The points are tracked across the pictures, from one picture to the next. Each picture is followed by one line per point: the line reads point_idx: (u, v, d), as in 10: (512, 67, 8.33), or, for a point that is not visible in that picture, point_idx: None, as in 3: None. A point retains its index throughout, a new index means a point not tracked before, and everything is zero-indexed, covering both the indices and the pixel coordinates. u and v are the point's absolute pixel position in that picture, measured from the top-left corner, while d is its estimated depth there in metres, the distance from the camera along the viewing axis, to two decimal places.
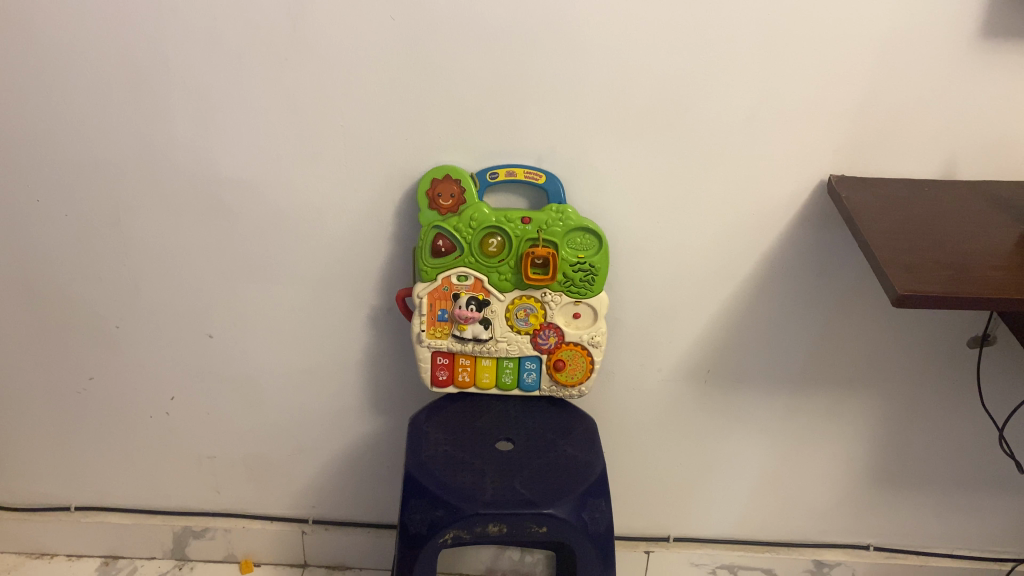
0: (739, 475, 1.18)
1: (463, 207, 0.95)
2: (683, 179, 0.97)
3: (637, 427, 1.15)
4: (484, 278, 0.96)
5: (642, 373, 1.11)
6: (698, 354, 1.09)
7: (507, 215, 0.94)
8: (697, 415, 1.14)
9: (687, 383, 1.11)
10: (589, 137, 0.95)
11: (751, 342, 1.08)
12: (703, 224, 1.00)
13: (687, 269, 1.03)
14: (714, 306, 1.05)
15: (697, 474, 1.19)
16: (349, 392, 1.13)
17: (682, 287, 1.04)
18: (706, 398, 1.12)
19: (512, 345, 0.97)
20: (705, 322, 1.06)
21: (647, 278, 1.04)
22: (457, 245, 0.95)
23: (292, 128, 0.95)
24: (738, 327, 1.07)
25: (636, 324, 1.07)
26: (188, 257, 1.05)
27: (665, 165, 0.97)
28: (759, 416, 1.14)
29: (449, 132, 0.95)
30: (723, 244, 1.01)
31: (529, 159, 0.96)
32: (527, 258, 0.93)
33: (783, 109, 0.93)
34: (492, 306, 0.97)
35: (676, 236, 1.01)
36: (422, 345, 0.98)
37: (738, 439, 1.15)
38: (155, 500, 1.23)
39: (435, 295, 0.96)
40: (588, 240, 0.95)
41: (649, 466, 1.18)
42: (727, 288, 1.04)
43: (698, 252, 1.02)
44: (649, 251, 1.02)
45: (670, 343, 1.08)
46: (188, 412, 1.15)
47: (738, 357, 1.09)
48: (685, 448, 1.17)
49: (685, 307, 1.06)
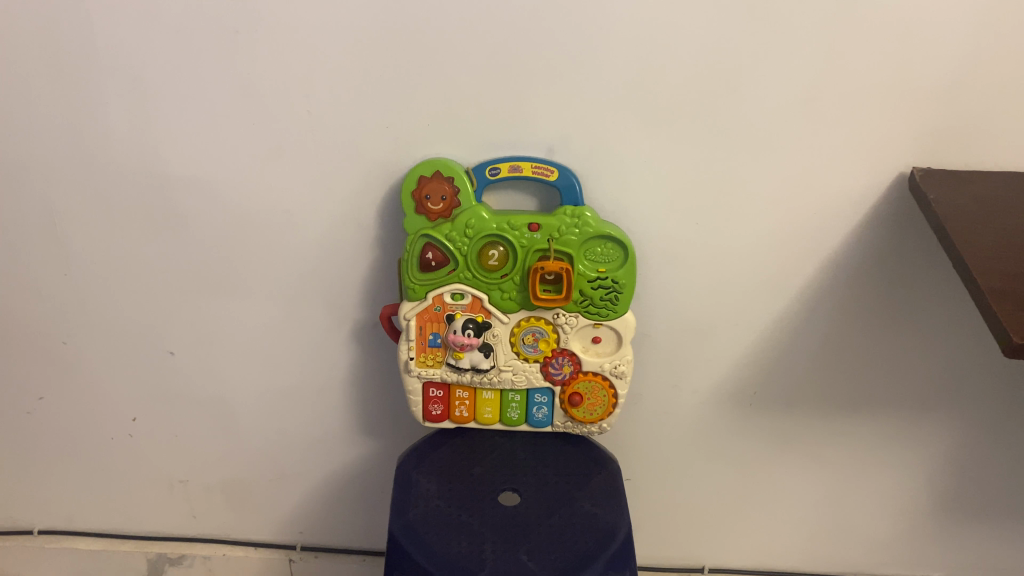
0: (787, 506, 1.02)
1: (457, 211, 0.78)
2: (728, 174, 0.79)
3: (668, 453, 0.99)
4: (484, 296, 0.79)
5: (674, 394, 0.94)
6: (740, 373, 0.92)
7: (511, 221, 0.77)
8: (740, 442, 0.97)
9: (728, 407, 0.94)
10: (613, 125, 0.77)
11: (804, 361, 0.91)
12: (750, 226, 0.82)
13: (731, 278, 0.86)
14: (760, 320, 0.88)
15: (737, 504, 1.03)
16: (334, 414, 0.98)
17: (723, 299, 0.87)
18: (751, 422, 0.95)
19: (518, 375, 0.81)
20: (749, 338, 0.90)
21: (680, 288, 0.87)
22: (451, 257, 0.78)
23: (248, 117, 0.78)
24: (790, 344, 0.90)
25: (666, 340, 0.90)
26: (138, 266, 0.89)
27: (706, 157, 0.78)
28: (813, 442, 0.97)
29: (440, 119, 0.78)
30: (774, 249, 0.84)
31: (538, 151, 0.79)
32: (536, 274, 0.77)
33: (858, 87, 0.74)
34: (495, 330, 0.80)
35: (716, 241, 0.83)
36: (411, 374, 0.82)
37: (786, 468, 0.99)
38: (125, 525, 1.09)
39: (426, 317, 0.80)
40: (610, 251, 0.78)
41: (682, 495, 1.03)
42: (777, 299, 0.87)
43: (744, 258, 0.84)
44: (683, 259, 0.85)
45: (706, 361, 0.91)
46: (154, 434, 1.01)
47: (789, 376, 0.92)
48: (724, 477, 1.00)
49: (725, 321, 0.89)
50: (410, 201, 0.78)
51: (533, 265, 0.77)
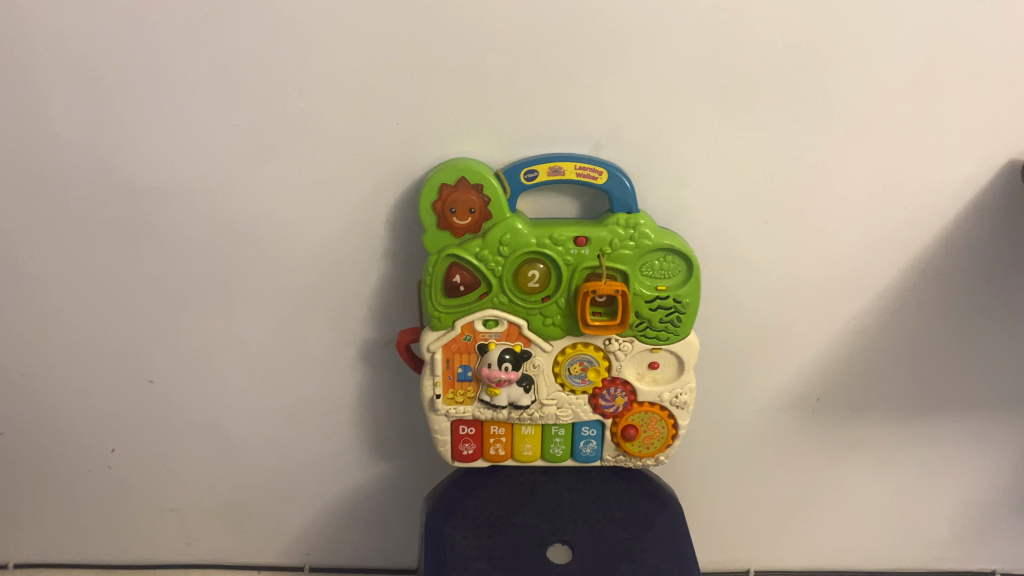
0: (845, 510, 0.93)
1: (488, 225, 0.65)
2: (807, 164, 0.67)
3: (720, 462, 0.88)
4: (523, 322, 0.67)
5: (729, 403, 0.83)
6: (805, 379, 0.81)
7: (554, 235, 0.64)
8: (800, 448, 0.87)
9: (790, 413, 0.84)
10: (674, 113, 0.64)
11: (879, 363, 0.80)
12: (829, 221, 0.70)
13: (803, 279, 0.74)
14: (833, 323, 0.77)
15: (792, 509, 0.93)
16: (343, 438, 0.86)
17: (792, 302, 0.75)
18: (814, 428, 0.85)
19: (563, 409, 0.70)
20: (820, 342, 0.78)
21: (743, 291, 0.75)
22: (482, 279, 0.65)
23: (229, 114, 0.64)
24: (865, 346, 0.79)
25: (724, 349, 0.79)
26: (104, 288, 0.75)
27: (782, 146, 0.66)
28: (880, 446, 0.87)
29: (466, 112, 0.63)
30: (854, 246, 0.72)
31: (583, 148, 0.65)
32: (585, 297, 0.64)
33: (970, 61, 0.61)
34: (535, 360, 0.68)
35: (788, 240, 0.71)
36: (438, 413, 0.70)
37: (848, 473, 0.89)
38: (111, 555, 0.98)
39: (455, 348, 0.68)
40: (672, 264, 0.65)
41: (731, 504, 0.93)
42: (854, 300, 0.75)
43: (821, 257, 0.72)
44: (750, 261, 0.72)
45: (768, 368, 0.80)
46: (137, 464, 0.89)
47: (860, 380, 0.82)
48: (779, 484, 0.91)
49: (793, 326, 0.77)
50: (430, 214, 0.65)
51: (581, 286, 0.65)
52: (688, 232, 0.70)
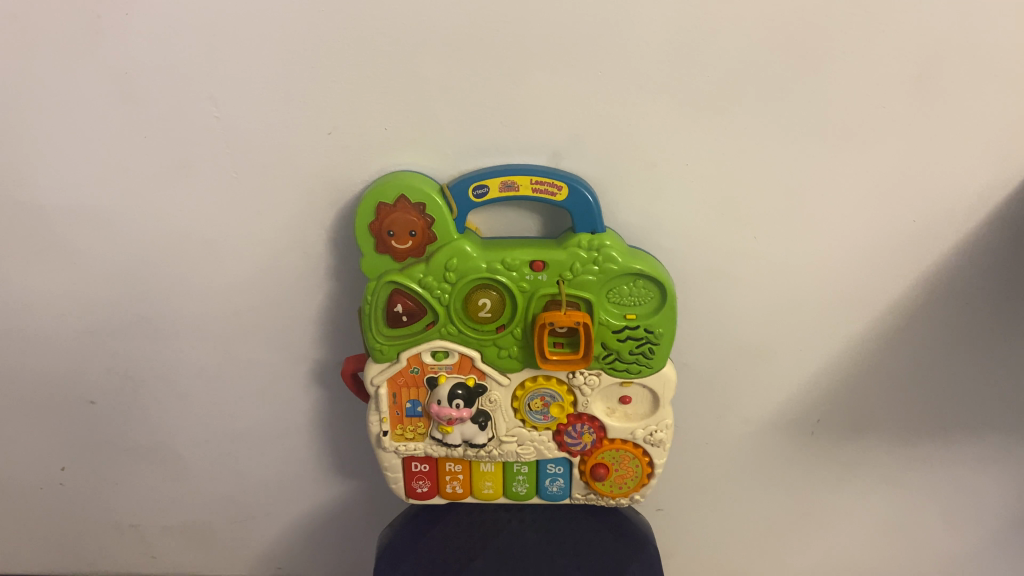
0: (855, 538, 0.85)
1: (432, 248, 0.57)
2: (796, 173, 0.58)
3: (712, 486, 0.81)
4: (475, 354, 0.59)
5: (718, 425, 0.75)
6: (802, 401, 0.73)
7: (507, 260, 0.56)
8: (798, 471, 0.79)
9: (785, 435, 0.76)
10: (639, 118, 0.56)
11: (885, 384, 0.72)
12: (823, 235, 0.62)
13: (797, 297, 0.66)
14: (831, 343, 0.69)
15: (795, 535, 0.85)
16: (302, 457, 0.80)
17: (787, 322, 0.67)
18: (813, 449, 0.77)
19: (525, 447, 0.63)
20: (817, 363, 0.70)
21: (731, 310, 0.66)
22: (428, 308, 0.58)
23: (138, 126, 0.58)
24: (869, 367, 0.70)
25: (712, 370, 0.71)
26: (30, 308, 0.69)
27: (768, 153, 0.57)
28: (888, 469, 0.79)
29: (401, 121, 0.56)
30: (854, 261, 0.63)
31: (540, 159, 0.58)
32: (543, 330, 0.57)
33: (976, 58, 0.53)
34: (491, 395, 0.61)
35: (778, 255, 0.63)
36: (386, 450, 0.63)
37: (855, 497, 0.81)
38: (76, 570, 0.94)
39: (401, 382, 0.61)
40: (642, 291, 0.58)
41: (728, 530, 0.85)
42: (855, 319, 0.67)
43: (817, 273, 0.64)
44: (735, 278, 0.64)
45: (761, 389, 0.72)
46: (90, 482, 0.84)
47: (863, 402, 0.73)
48: (779, 509, 0.83)
49: (787, 347, 0.69)
50: (367, 236, 0.57)
51: (538, 315, 0.58)
52: (665, 249, 0.62)
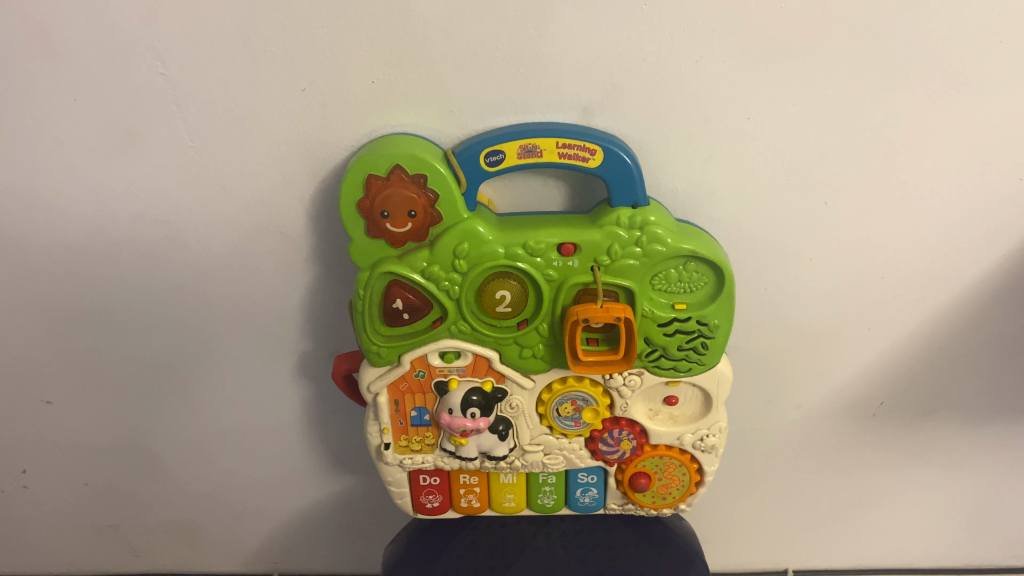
0: (911, 511, 0.77)
1: (436, 230, 0.46)
2: (884, 124, 0.47)
3: (754, 469, 0.72)
4: (492, 354, 0.49)
5: (767, 408, 0.66)
6: (867, 380, 0.63)
7: (530, 243, 0.46)
8: (855, 451, 0.71)
9: (842, 418, 0.67)
10: (693, 61, 0.44)
11: (965, 359, 0.62)
12: (910, 195, 0.51)
13: (872, 266, 0.55)
14: (907, 318, 0.58)
15: (840, 514, 0.78)
16: (294, 452, 0.71)
17: (855, 298, 0.57)
18: (875, 430, 0.68)
19: (553, 457, 0.53)
20: (888, 340, 0.60)
21: (790, 287, 0.56)
22: (434, 302, 0.48)
23: (65, 88, 0.46)
24: (946, 346, 0.61)
25: (763, 353, 0.61)
26: None
27: (853, 99, 0.46)
28: (957, 445, 0.70)
29: (394, 73, 0.45)
30: (943, 224, 0.53)
31: (567, 117, 0.46)
32: (575, 326, 0.47)
33: None
34: (512, 400, 0.51)
35: (855, 219, 0.52)
36: (390, 464, 0.54)
37: (916, 473, 0.73)
38: (53, 568, 0.86)
39: (404, 388, 0.51)
40: (695, 276, 0.47)
41: (769, 510, 0.77)
42: (939, 289, 0.57)
43: (896, 245, 0.54)
44: (799, 249, 0.54)
45: (819, 372, 0.63)
46: (58, 483, 0.75)
47: (936, 380, 0.64)
48: (831, 488, 0.74)
49: (852, 326, 0.59)
50: (355, 216, 0.46)
51: (569, 308, 0.48)
52: (716, 218, 0.51)
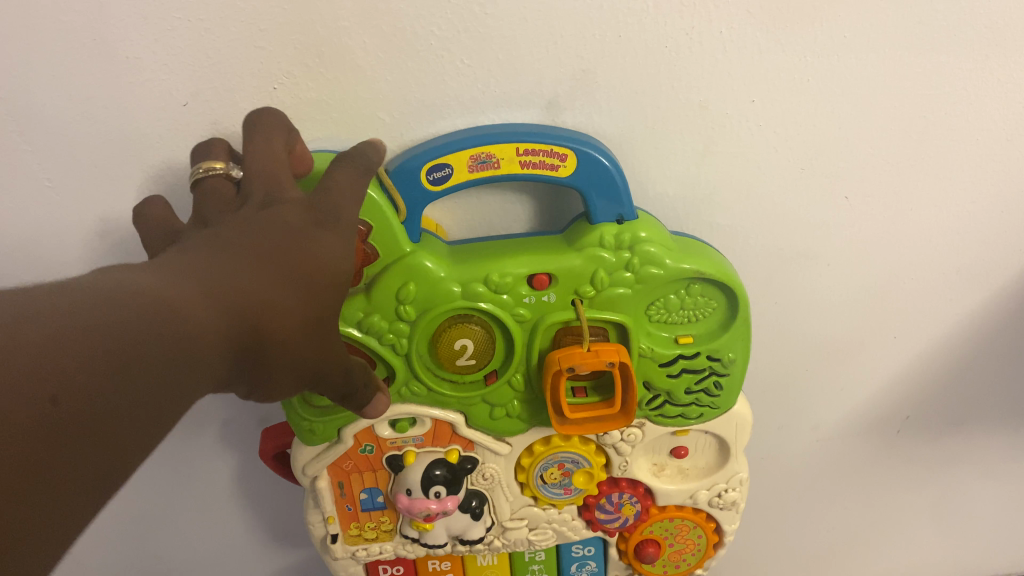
0: (952, 552, 0.67)
1: (370, 271, 0.36)
2: (927, 107, 0.37)
3: (771, 514, 0.61)
4: (457, 418, 0.39)
5: (784, 448, 0.55)
6: (895, 411, 0.53)
7: (493, 276, 0.36)
8: (884, 492, 0.60)
9: (860, 440, 0.55)
10: (682, 32, 0.34)
11: (1011, 381, 0.52)
12: (954, 191, 0.41)
13: (908, 278, 0.44)
14: (950, 326, 0.47)
15: (872, 556, 0.66)
16: (226, 535, 0.60)
17: (883, 305, 0.46)
18: (907, 467, 0.58)
19: (540, 531, 0.44)
20: (923, 365, 0.50)
21: (805, 297, 0.45)
22: (378, 359, 0.38)
23: None
24: (993, 353, 0.49)
25: (773, 379, 0.50)
26: None
27: (887, 74, 0.36)
28: (1000, 473, 0.60)
29: (301, 73, 0.35)
30: (994, 224, 0.42)
31: (528, 116, 0.37)
32: (560, 378, 0.37)
33: None
34: (484, 470, 0.41)
35: (886, 221, 0.41)
36: (340, 557, 0.44)
37: (952, 512, 0.62)
38: None
39: (350, 467, 0.41)
40: (701, 301, 0.38)
41: (792, 561, 0.66)
42: (986, 303, 0.46)
43: (936, 238, 0.43)
44: (822, 261, 0.43)
45: (835, 391, 0.51)
46: None
47: (980, 405, 0.53)
48: (855, 533, 0.63)
49: (877, 335, 0.47)
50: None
51: (547, 355, 0.38)
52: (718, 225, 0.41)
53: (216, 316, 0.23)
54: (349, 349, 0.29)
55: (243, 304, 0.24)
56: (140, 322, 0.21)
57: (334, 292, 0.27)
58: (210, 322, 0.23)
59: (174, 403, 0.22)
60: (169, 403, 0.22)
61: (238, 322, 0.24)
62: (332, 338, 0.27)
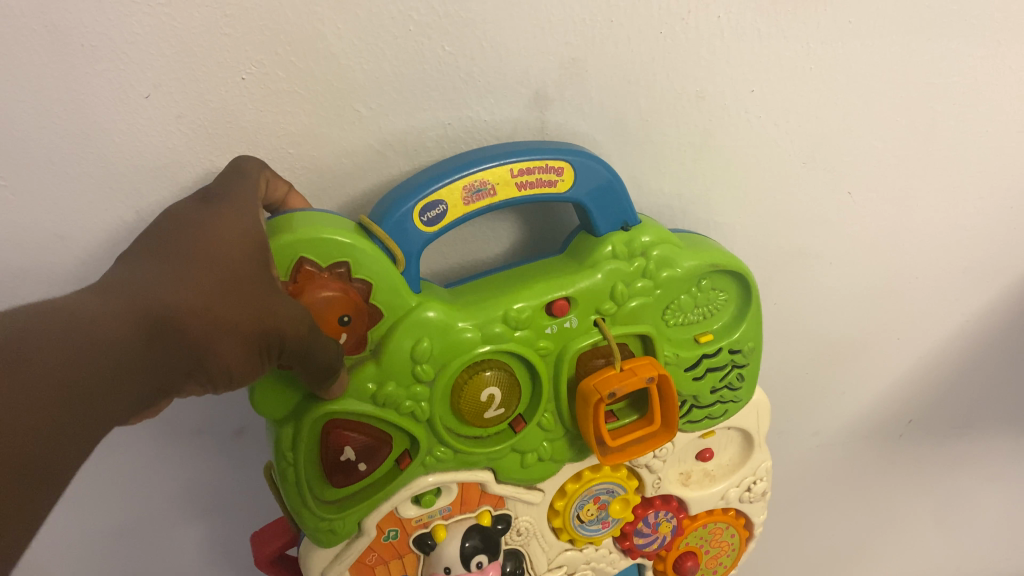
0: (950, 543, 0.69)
1: (375, 334, 0.32)
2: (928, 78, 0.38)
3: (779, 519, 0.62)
4: (487, 475, 0.36)
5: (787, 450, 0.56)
6: (899, 415, 0.56)
7: (511, 311, 0.33)
8: (887, 489, 0.62)
9: (869, 440, 0.58)
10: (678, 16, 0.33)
11: (1006, 365, 0.55)
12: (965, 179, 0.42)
13: (917, 270, 0.46)
14: (952, 321, 0.50)
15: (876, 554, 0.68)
16: None
17: (894, 301, 0.47)
18: (914, 456, 0.60)
19: (579, 573, 0.41)
20: (935, 348, 0.51)
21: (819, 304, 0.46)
22: (396, 431, 0.33)
23: None
24: (990, 350, 0.53)
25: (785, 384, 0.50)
26: None
27: (898, 39, 0.36)
28: (998, 464, 0.63)
29: (268, 61, 0.30)
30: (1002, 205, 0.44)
31: (518, 96, 0.33)
32: (600, 409, 0.33)
33: None
34: (518, 526, 0.38)
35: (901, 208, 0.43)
36: None
37: (954, 499, 0.65)
38: None
39: (373, 561, 0.36)
40: (715, 293, 0.36)
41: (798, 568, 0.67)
42: (990, 299, 0.49)
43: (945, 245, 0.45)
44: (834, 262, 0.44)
45: (846, 390, 0.52)
46: None
47: (981, 401, 0.57)
48: (867, 528, 0.65)
49: (885, 333, 0.49)
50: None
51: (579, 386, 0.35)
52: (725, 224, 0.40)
53: (115, 317, 0.23)
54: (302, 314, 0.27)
55: (145, 297, 0.24)
56: (30, 329, 0.21)
57: (243, 259, 0.26)
58: (103, 326, 0.23)
59: (102, 397, 0.22)
60: (92, 400, 0.22)
61: (130, 314, 0.23)
62: (263, 300, 0.26)
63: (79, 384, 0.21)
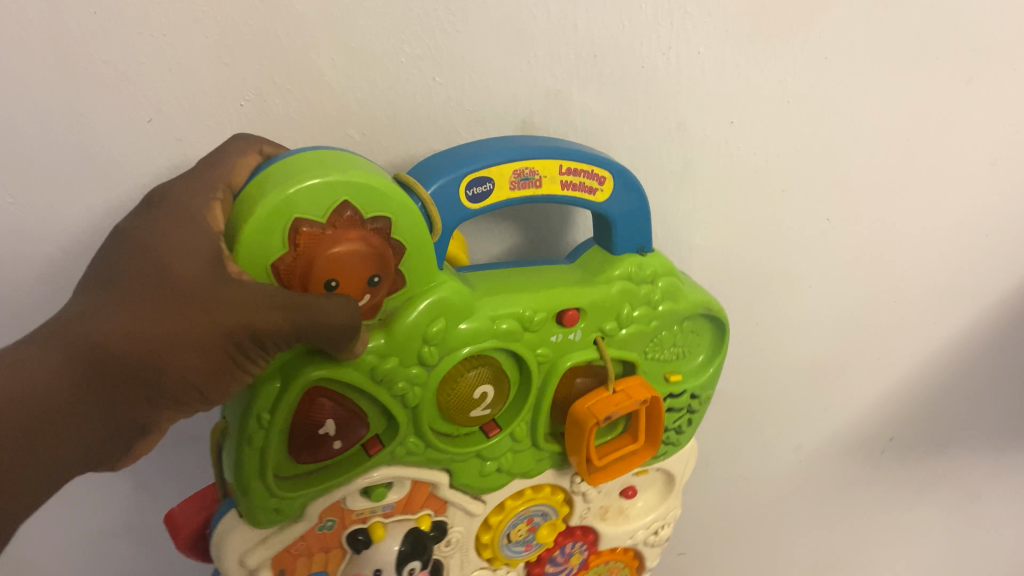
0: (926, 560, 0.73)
1: (391, 302, 0.29)
2: (931, 113, 0.40)
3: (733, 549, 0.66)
4: (444, 477, 0.33)
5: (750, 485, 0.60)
6: (877, 433, 0.59)
7: (528, 310, 0.31)
8: (862, 508, 0.66)
9: (840, 461, 0.61)
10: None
11: (969, 386, 0.58)
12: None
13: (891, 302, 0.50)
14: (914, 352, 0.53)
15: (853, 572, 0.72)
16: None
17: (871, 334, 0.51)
18: (891, 476, 0.64)
19: None
20: (905, 381, 0.56)
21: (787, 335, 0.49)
22: (378, 412, 0.30)
23: None
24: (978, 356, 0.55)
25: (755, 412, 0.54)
26: None
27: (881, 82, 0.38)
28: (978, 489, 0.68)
29: None
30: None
31: (563, 57, 0.33)
32: (591, 427, 0.33)
33: None
34: (450, 535, 0.35)
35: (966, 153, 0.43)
36: None
37: (950, 506, 0.68)
38: None
39: (299, 550, 0.32)
40: (695, 335, 0.37)
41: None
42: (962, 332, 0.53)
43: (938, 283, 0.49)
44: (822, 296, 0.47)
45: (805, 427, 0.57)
46: None
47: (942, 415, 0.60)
48: (854, 527, 0.68)
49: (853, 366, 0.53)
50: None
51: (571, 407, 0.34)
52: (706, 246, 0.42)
53: (63, 366, 0.23)
54: (278, 302, 0.24)
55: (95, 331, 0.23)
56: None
57: (200, 270, 0.24)
58: (44, 381, 0.23)
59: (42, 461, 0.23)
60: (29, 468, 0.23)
61: (78, 356, 0.23)
62: (224, 301, 0.24)
63: (20, 451, 0.23)
